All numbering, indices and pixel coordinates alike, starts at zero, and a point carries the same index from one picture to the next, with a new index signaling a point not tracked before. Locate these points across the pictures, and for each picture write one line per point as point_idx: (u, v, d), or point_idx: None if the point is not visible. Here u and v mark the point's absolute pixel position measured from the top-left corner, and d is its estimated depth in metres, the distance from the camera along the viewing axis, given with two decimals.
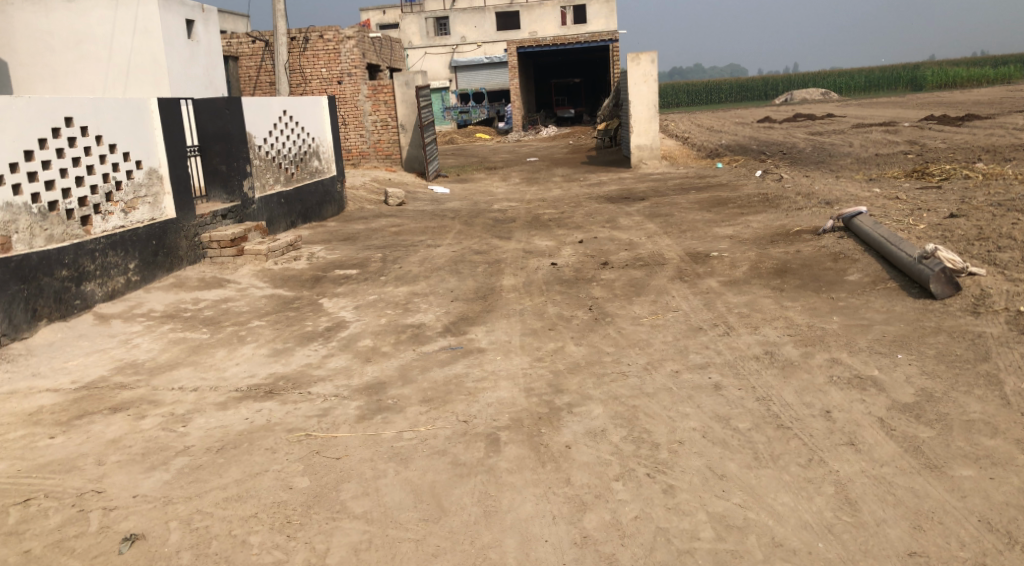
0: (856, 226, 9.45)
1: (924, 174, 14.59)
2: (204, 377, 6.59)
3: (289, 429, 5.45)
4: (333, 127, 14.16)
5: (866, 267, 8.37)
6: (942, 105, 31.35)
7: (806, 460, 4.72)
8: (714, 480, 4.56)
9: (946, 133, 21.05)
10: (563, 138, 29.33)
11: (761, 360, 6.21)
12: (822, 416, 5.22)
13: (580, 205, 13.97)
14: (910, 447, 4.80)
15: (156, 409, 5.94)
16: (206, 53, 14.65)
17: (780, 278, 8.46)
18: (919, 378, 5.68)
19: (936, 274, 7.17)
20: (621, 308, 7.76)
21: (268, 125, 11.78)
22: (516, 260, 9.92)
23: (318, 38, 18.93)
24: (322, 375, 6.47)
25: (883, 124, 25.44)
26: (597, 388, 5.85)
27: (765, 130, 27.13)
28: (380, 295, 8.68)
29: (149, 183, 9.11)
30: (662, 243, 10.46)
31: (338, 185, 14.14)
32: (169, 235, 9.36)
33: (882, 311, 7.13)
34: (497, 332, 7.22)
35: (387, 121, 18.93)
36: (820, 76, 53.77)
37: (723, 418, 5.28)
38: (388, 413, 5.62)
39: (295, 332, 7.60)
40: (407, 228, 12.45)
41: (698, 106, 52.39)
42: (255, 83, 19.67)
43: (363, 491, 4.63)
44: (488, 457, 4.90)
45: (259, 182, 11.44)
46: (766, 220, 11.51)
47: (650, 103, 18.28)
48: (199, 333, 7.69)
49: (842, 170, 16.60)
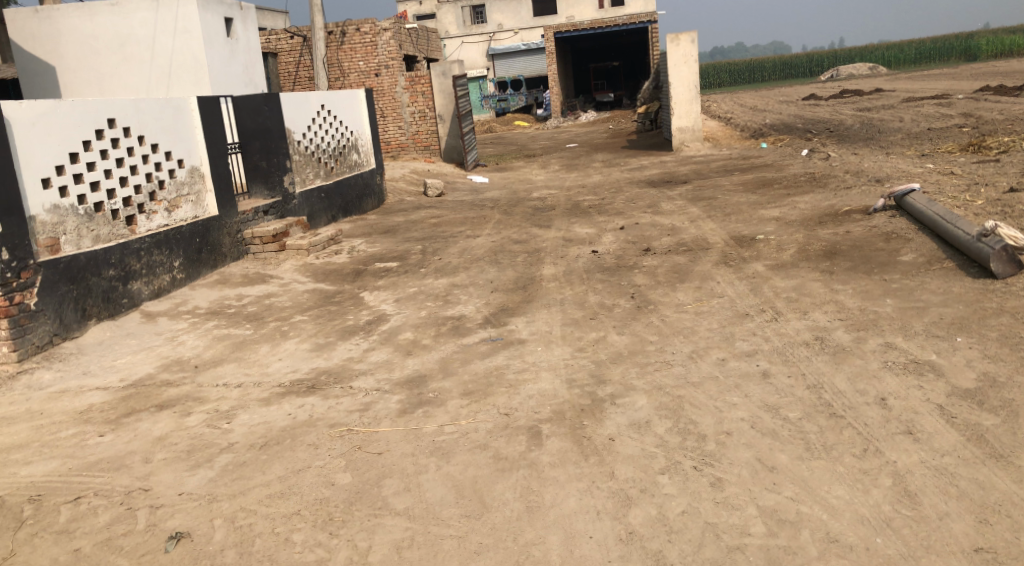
0: (909, 204, 9.16)
1: (980, 148, 14.11)
2: (248, 373, 6.61)
3: (331, 424, 5.43)
4: (371, 120, 14.15)
5: (920, 247, 8.11)
6: (997, 75, 30.36)
7: (861, 451, 4.56)
8: (764, 473, 4.42)
9: (1002, 105, 20.37)
10: (603, 123, 29.06)
11: (811, 347, 6.02)
12: (877, 403, 5.04)
13: (622, 190, 13.77)
14: (972, 436, 4.60)
15: (201, 406, 5.96)
16: (245, 50, 14.73)
17: (829, 260, 8.23)
18: (980, 363, 5.46)
19: (996, 253, 6.93)
20: (664, 295, 7.62)
21: (306, 120, 11.80)
22: (556, 249, 9.81)
23: (355, 31, 18.92)
24: (363, 369, 6.45)
25: (935, 97, 24.71)
26: (641, 378, 5.73)
27: (812, 108, 26.55)
28: (421, 287, 8.64)
29: (191, 181, 9.17)
30: (706, 227, 10.25)
31: (377, 178, 14.15)
32: (212, 232, 9.43)
33: (938, 293, 6.89)
34: (537, 323, 7.13)
35: (425, 113, 18.96)
36: (868, 50, 52.45)
37: (772, 407, 5.13)
38: (429, 406, 5.57)
39: (337, 326, 7.60)
40: (447, 219, 12.41)
41: (740, 85, 51.58)
42: (294, 78, 19.78)
43: (405, 487, 4.58)
44: (530, 451, 4.82)
45: (299, 177, 11.47)
46: (813, 200, 11.22)
47: (692, 84, 17.99)
48: (242, 329, 7.72)
49: (892, 146, 16.16)
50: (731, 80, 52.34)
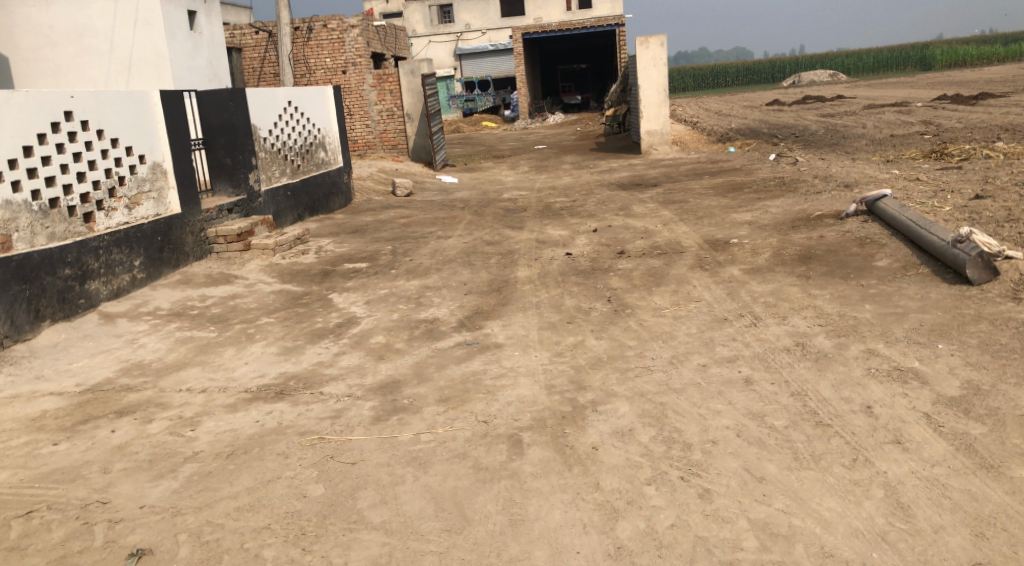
0: (881, 209, 9.15)
1: (944, 154, 14.24)
2: (212, 377, 6.35)
3: (302, 433, 5.21)
4: (338, 117, 13.89)
5: (894, 252, 8.08)
6: (953, 85, 30.89)
7: (850, 461, 4.45)
8: (753, 484, 4.30)
9: (961, 113, 20.67)
10: (570, 125, 28.95)
11: (793, 353, 5.93)
12: (863, 412, 4.95)
13: (593, 193, 13.67)
14: (961, 445, 4.53)
15: (163, 412, 5.70)
16: (209, 44, 14.54)
17: (804, 265, 8.17)
18: (963, 370, 5.40)
19: (972, 259, 6.90)
20: (641, 299, 7.49)
21: (273, 116, 11.52)
22: (530, 251, 9.65)
23: (322, 28, 18.74)
24: (334, 374, 6.23)
25: (896, 104, 25.04)
26: (622, 384, 5.58)
27: (776, 113, 26.71)
28: (392, 289, 8.42)
29: (152, 178, 8.86)
30: (679, 231, 10.16)
31: (345, 176, 13.89)
32: (175, 230, 9.13)
33: (916, 299, 6.85)
34: (514, 326, 6.97)
35: (393, 111, 18.62)
36: (828, 57, 53.16)
37: (757, 415, 5.01)
38: (404, 413, 5.37)
39: (305, 329, 7.36)
40: (417, 220, 12.19)
41: (704, 90, 51.93)
42: (259, 74, 19.41)
43: (381, 499, 4.38)
44: (512, 461, 4.65)
45: (265, 174, 11.18)
46: (785, 204, 11.19)
47: (661, 87, 17.95)
48: (206, 331, 7.45)
49: (857, 151, 16.27)
50: (695, 84, 52.71)
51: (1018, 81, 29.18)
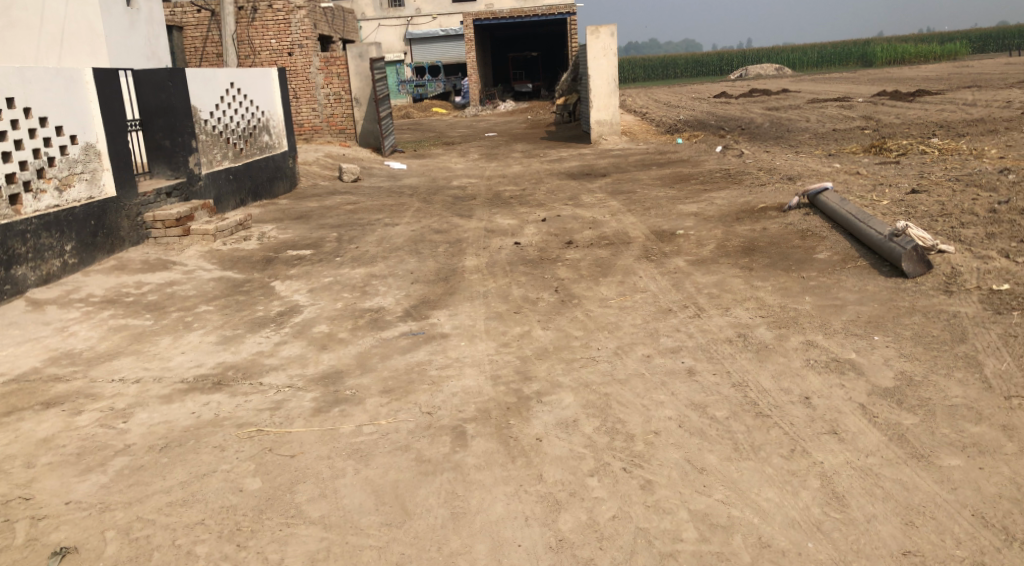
0: (822, 202, 9.29)
1: (883, 149, 14.53)
2: (147, 367, 6.17)
3: (239, 425, 5.09)
4: (283, 101, 13.61)
5: (834, 245, 8.21)
6: (892, 81, 31.60)
7: (789, 451, 4.51)
8: (693, 475, 4.32)
9: (900, 109, 21.16)
10: (520, 113, 28.89)
11: (735, 344, 5.98)
12: (802, 402, 5.01)
13: (541, 182, 13.64)
14: (895, 435, 4.61)
15: (94, 404, 5.52)
16: (148, 22, 14.44)
17: (748, 256, 8.25)
18: (897, 361, 5.50)
19: (908, 253, 7.05)
20: (587, 289, 7.49)
21: (214, 98, 11.23)
22: (478, 240, 9.59)
23: (267, 8, 18.06)
24: (275, 364, 6.10)
25: (838, 99, 25.52)
26: (567, 375, 5.56)
27: (723, 105, 27.00)
28: (336, 277, 8.29)
29: (86, 159, 8.57)
30: (627, 221, 10.19)
31: (290, 161, 13.65)
32: (110, 214, 8.85)
33: (855, 291, 6.96)
34: (459, 316, 6.91)
35: (340, 95, 18.45)
36: (774, 51, 53.94)
37: (699, 406, 5.04)
38: (346, 405, 5.28)
39: (246, 318, 7.20)
40: (363, 206, 12.03)
41: (653, 81, 52.31)
42: (201, 54, 18.92)
43: (320, 493, 4.30)
44: (455, 453, 4.60)
45: (206, 158, 10.89)
46: (730, 196, 11.31)
47: (610, 77, 17.99)
48: (141, 320, 7.24)
49: (801, 145, 16.53)
50: (645, 75, 53.02)
51: (954, 78, 29.94)
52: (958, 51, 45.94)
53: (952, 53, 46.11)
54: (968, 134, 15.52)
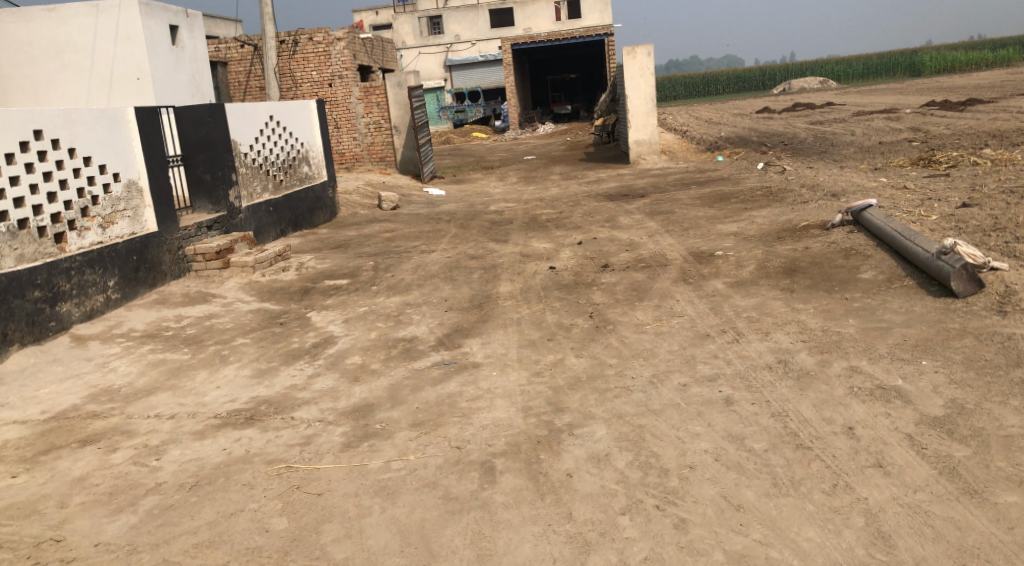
0: (866, 219, 9.05)
1: (931, 162, 14.16)
2: (182, 403, 6.19)
3: (269, 461, 5.06)
4: (322, 131, 13.74)
5: (880, 264, 7.97)
6: (941, 91, 30.88)
7: (831, 487, 4.33)
8: (730, 513, 4.16)
9: (949, 119, 20.66)
10: (561, 135, 28.84)
11: (775, 371, 5.79)
12: (844, 433, 4.82)
13: (579, 204, 13.55)
14: (945, 469, 4.40)
15: (129, 441, 5.54)
16: (192, 60, 14.76)
17: (789, 277, 8.05)
18: (947, 388, 5.27)
19: (956, 271, 6.80)
20: (622, 314, 7.36)
21: (254, 131, 11.37)
22: (513, 265, 9.52)
23: (308, 41, 18.47)
24: (307, 398, 6.07)
25: (884, 111, 25.03)
26: (600, 405, 5.43)
27: (765, 121, 26.67)
28: (371, 307, 8.28)
29: (127, 196, 8.71)
30: (665, 243, 10.04)
31: (330, 191, 13.76)
32: (151, 249, 8.98)
33: (901, 312, 6.73)
34: (493, 345, 6.83)
35: (380, 123, 18.60)
36: (818, 64, 53.24)
37: (737, 437, 4.88)
38: (376, 439, 5.22)
39: (280, 350, 7.21)
40: (401, 234, 12.05)
41: (695, 98, 52.04)
42: (244, 88, 19.28)
43: (346, 533, 4.24)
44: (483, 490, 4.50)
45: (246, 191, 11.02)
46: (771, 215, 11.09)
47: (648, 97, 17.86)
48: (179, 354, 7.29)
49: (845, 160, 16.21)
50: (686, 93, 52.78)
51: (1006, 86, 29.18)
52: (1010, 59, 44.85)
53: (1004, 60, 45.03)
54: (1020, 144, 15.06)
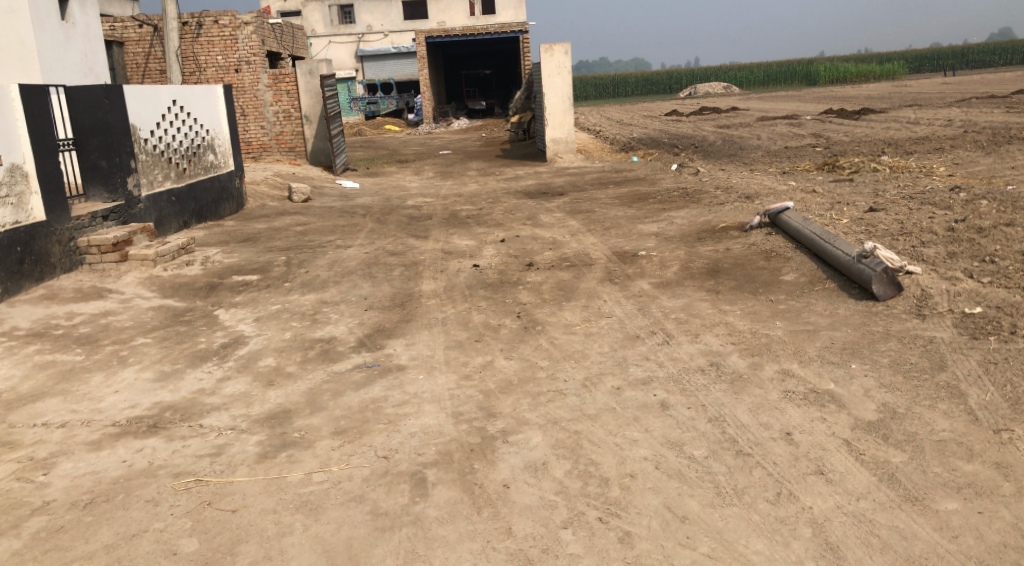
0: (785, 222, 9.09)
1: (836, 167, 14.51)
2: (75, 409, 5.67)
3: (175, 474, 4.68)
4: (229, 118, 13.10)
5: (800, 266, 8.00)
6: (835, 100, 31.98)
7: (775, 496, 4.21)
8: (675, 525, 4.01)
9: (847, 126, 21.38)
10: (474, 131, 28.56)
11: (708, 374, 5.66)
12: (783, 439, 4.72)
13: (498, 201, 13.31)
14: (885, 475, 4.35)
15: (12, 453, 5.04)
16: (84, 37, 14.04)
17: (713, 278, 8.00)
18: (878, 392, 5.24)
19: (878, 275, 6.84)
20: (550, 315, 7.15)
21: (155, 116, 10.71)
22: (435, 262, 9.21)
23: (213, 24, 17.71)
24: (216, 404, 5.64)
25: (786, 117, 25.76)
26: (534, 410, 5.20)
27: (674, 123, 27.06)
28: (284, 305, 7.84)
29: (11, 181, 8.01)
30: (587, 242, 9.90)
31: (236, 181, 13.13)
32: (39, 239, 8.30)
33: (826, 315, 6.73)
34: (417, 346, 6.52)
35: (290, 112, 17.94)
36: (721, 69, 54.47)
37: (675, 444, 4.72)
38: (294, 449, 4.87)
39: (186, 351, 6.72)
40: (314, 228, 11.56)
41: (605, 99, 52.59)
42: (143, 71, 18.31)
43: (264, 556, 3.94)
44: (413, 504, 4.23)
45: (146, 179, 10.34)
46: (689, 215, 11.11)
47: (564, 95, 17.75)
48: (71, 354, 6.72)
49: (755, 163, 16.48)
50: (596, 94, 53.24)
51: (896, 97, 30.43)
52: (896, 72, 46.92)
53: (891, 73, 47.17)
54: (916, 152, 15.61)
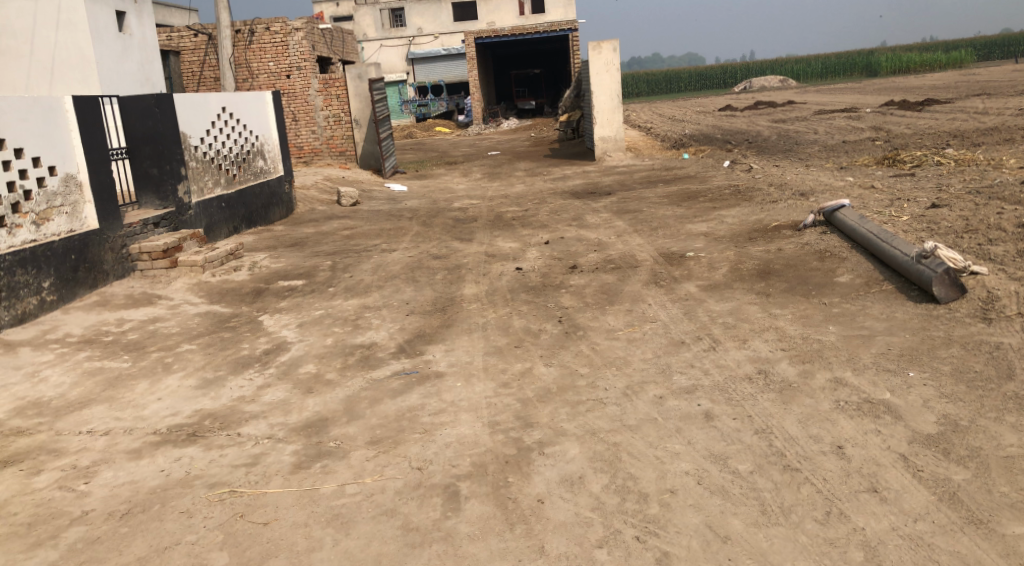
0: (840, 220, 8.77)
1: (896, 161, 14.02)
2: (119, 416, 5.70)
3: (211, 484, 4.66)
4: (278, 123, 13.20)
5: (856, 266, 7.69)
6: (897, 91, 31.05)
7: (824, 515, 4.01)
8: (717, 546, 3.85)
9: (910, 118, 20.72)
10: (525, 131, 28.46)
11: (755, 382, 5.45)
12: (834, 453, 4.50)
13: (545, 202, 13.16)
14: (945, 494, 4.11)
15: (56, 461, 5.08)
16: (141, 47, 14.29)
17: (764, 280, 7.75)
18: (939, 402, 4.97)
19: (938, 277, 6.54)
20: (593, 319, 6.99)
21: (205, 123, 10.82)
22: (478, 266, 9.12)
23: (265, 31, 17.84)
24: (255, 412, 5.61)
25: (845, 110, 25.09)
26: (573, 420, 5.06)
27: (728, 118, 26.57)
28: (327, 310, 7.81)
29: (65, 191, 8.14)
30: (634, 243, 9.70)
31: (286, 186, 13.23)
32: (92, 247, 8.42)
33: (882, 319, 6.45)
34: (457, 352, 6.42)
35: (340, 116, 18.02)
36: (777, 62, 53.35)
37: (719, 457, 4.53)
38: (329, 459, 4.81)
39: (229, 357, 6.73)
40: (361, 231, 11.57)
41: (657, 95, 52.00)
42: (199, 79, 18.62)
43: None
44: (445, 519, 4.15)
45: (196, 185, 10.46)
46: (741, 214, 10.82)
47: (613, 92, 17.50)
48: (118, 361, 6.78)
49: (811, 158, 16.04)
50: (648, 90, 52.66)
51: (961, 86, 29.40)
52: (962, 60, 45.39)
53: (957, 61, 45.63)
54: (983, 144, 15.00)
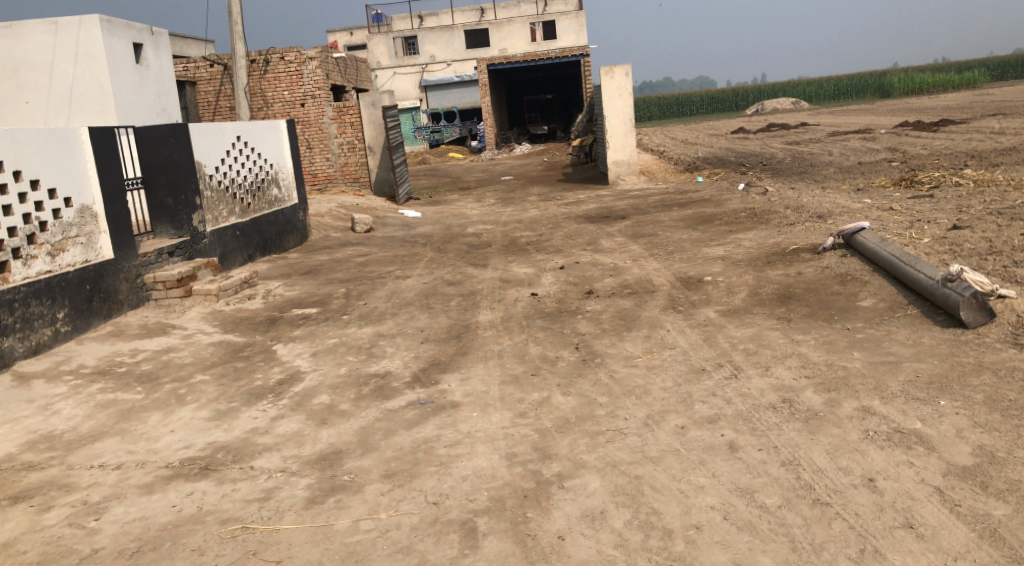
0: (860, 243, 8.63)
1: (914, 182, 13.87)
2: (130, 450, 5.61)
3: (223, 520, 4.55)
4: (293, 151, 13.21)
5: (879, 290, 7.55)
6: (912, 111, 30.91)
7: (858, 553, 3.88)
8: None
9: (925, 139, 20.59)
10: (537, 156, 28.46)
11: (779, 412, 5.31)
12: (865, 486, 4.36)
13: (559, 226, 13.08)
14: (985, 531, 3.95)
15: (67, 497, 4.99)
16: (157, 78, 14.37)
17: (785, 305, 7.61)
18: (972, 433, 4.82)
19: (966, 300, 6.40)
20: (611, 346, 6.87)
21: (220, 152, 10.84)
22: (493, 292, 9.02)
23: (279, 60, 17.80)
24: (268, 444, 5.51)
25: (860, 131, 24.98)
26: (592, 452, 4.93)
27: (741, 141, 26.48)
28: (341, 338, 7.72)
29: (80, 222, 8.12)
30: (650, 267, 9.59)
31: (300, 214, 13.21)
32: (107, 277, 8.38)
33: (908, 345, 6.29)
34: (472, 381, 6.30)
35: (354, 143, 18.10)
36: (789, 84, 53.31)
37: (746, 491, 4.39)
38: (343, 494, 4.69)
39: (242, 388, 6.64)
40: (375, 258, 11.51)
41: (669, 118, 52.03)
42: (214, 109, 18.73)
43: None
44: (463, 558, 4.04)
45: (211, 214, 10.45)
46: (758, 237, 10.69)
47: (626, 117, 17.41)
48: (131, 393, 6.69)
49: (826, 180, 15.92)
50: (660, 114, 52.74)
51: (976, 106, 29.28)
52: (977, 81, 45.20)
53: (972, 82, 45.44)
54: (1001, 164, 14.84)
